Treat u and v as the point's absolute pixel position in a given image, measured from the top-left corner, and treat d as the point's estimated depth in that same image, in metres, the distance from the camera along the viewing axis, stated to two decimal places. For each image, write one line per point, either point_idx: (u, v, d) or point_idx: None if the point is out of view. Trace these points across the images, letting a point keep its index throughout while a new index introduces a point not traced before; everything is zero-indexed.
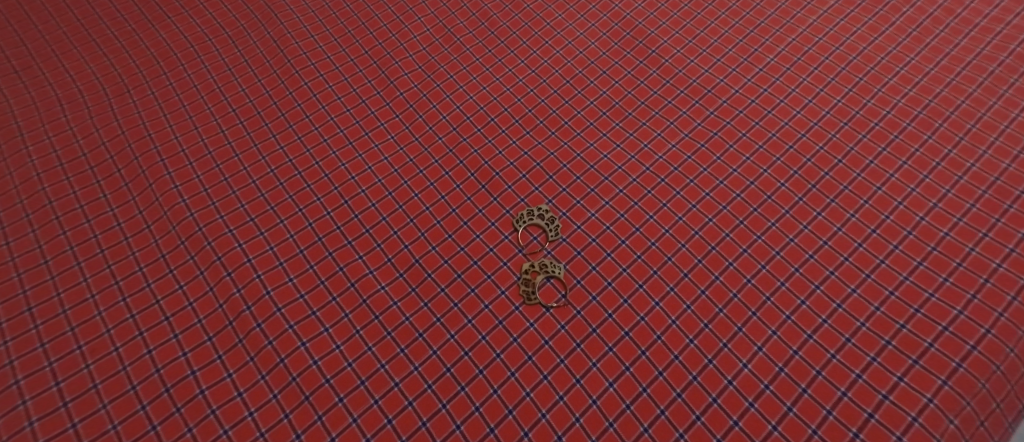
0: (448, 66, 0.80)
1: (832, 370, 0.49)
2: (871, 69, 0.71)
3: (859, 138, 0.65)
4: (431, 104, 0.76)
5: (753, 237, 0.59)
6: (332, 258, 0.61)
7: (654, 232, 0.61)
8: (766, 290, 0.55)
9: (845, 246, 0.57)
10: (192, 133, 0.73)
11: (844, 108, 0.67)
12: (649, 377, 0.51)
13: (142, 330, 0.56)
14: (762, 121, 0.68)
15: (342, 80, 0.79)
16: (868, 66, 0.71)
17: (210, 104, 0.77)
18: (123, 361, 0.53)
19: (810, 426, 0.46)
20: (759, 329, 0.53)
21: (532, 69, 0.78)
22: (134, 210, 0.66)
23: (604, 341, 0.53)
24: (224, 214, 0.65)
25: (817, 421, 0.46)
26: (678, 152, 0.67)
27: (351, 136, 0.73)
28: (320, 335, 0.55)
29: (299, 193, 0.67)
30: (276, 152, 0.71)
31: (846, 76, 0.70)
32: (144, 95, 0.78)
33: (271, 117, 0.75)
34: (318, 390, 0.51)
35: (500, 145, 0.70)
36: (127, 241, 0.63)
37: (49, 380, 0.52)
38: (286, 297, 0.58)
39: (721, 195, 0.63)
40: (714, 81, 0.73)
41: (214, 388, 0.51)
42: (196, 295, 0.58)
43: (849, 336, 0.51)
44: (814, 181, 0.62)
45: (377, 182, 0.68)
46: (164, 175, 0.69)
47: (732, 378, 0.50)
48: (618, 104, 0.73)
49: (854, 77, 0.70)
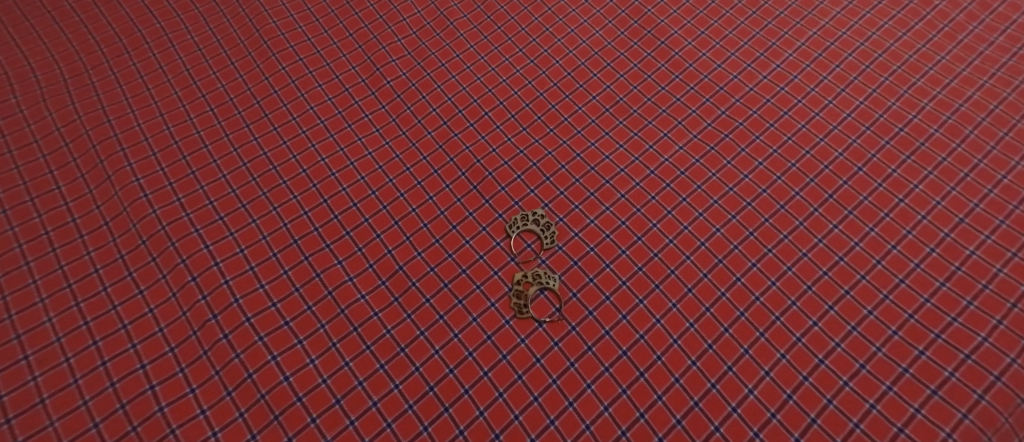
0: (439, 53, 0.73)
1: (844, 399, 0.45)
2: (897, 68, 0.66)
3: (882, 144, 0.60)
4: (420, 95, 0.69)
5: (763, 250, 0.55)
6: (308, 263, 0.57)
7: (657, 242, 0.56)
8: (776, 309, 0.51)
9: (864, 263, 0.53)
10: (156, 120, 0.66)
11: (867, 111, 0.62)
12: (647, 401, 0.47)
13: (97, 339, 0.51)
14: (778, 123, 0.63)
15: (324, 65, 0.72)
16: (894, 65, 0.66)
17: (177, 87, 0.70)
18: (75, 374, 0.49)
19: None
20: (767, 351, 0.48)
21: (531, 58, 0.72)
22: (91, 205, 0.60)
23: (600, 360, 0.49)
24: (190, 211, 0.59)
25: None
26: (686, 154, 0.62)
27: (333, 127, 0.66)
28: (292, 348, 0.51)
29: (274, 190, 0.62)
30: (249, 143, 0.65)
31: (870, 75, 0.65)
32: (103, 76, 0.70)
33: (245, 105, 0.68)
34: (288, 410, 0.47)
35: (494, 142, 0.65)
36: (82, 239, 0.57)
37: None
38: (256, 305, 0.54)
39: (730, 203, 0.58)
40: (727, 78, 0.67)
41: (174, 405, 0.47)
42: (158, 301, 0.53)
43: (863, 362, 0.47)
44: (832, 189, 0.58)
45: (360, 179, 0.63)
46: (124, 166, 0.62)
47: (737, 404, 0.46)
48: (622, 100, 0.67)
49: (878, 77, 0.65)
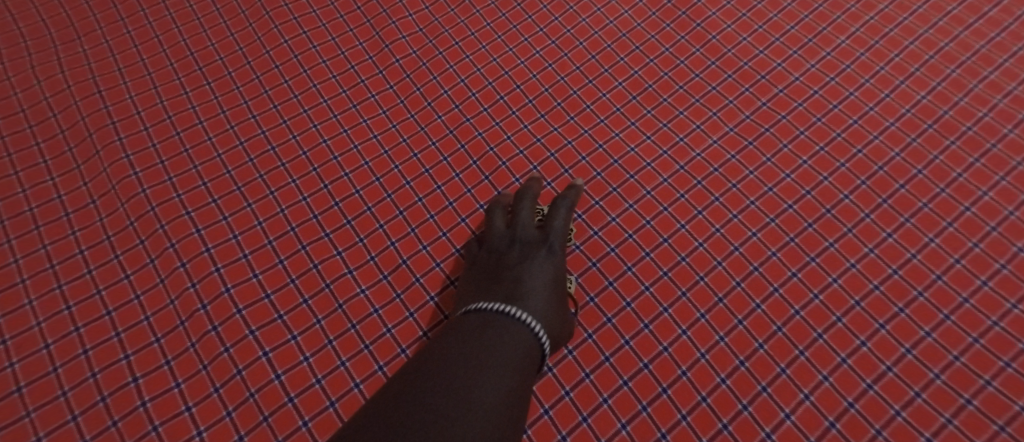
0: (453, 31, 0.68)
1: (895, 430, 0.40)
2: (966, 59, 0.58)
3: (946, 145, 0.52)
4: (431, 76, 0.64)
5: (805, 259, 0.49)
6: (305, 253, 0.53)
7: (684, 245, 0.51)
8: (818, 325, 0.45)
9: (920, 277, 0.46)
10: (150, 92, 0.63)
11: (929, 107, 0.55)
12: (670, 421, 0.42)
13: (79, 325, 0.48)
14: (826, 118, 0.56)
15: (330, 40, 0.67)
16: (963, 56, 0.58)
17: (171, 58, 0.66)
18: (54, 362, 0.46)
19: None
20: (807, 372, 0.43)
21: (552, 39, 0.66)
22: (78, 181, 0.56)
23: (618, 373, 0.45)
24: (182, 192, 0.56)
25: None
26: (720, 148, 0.56)
27: (336, 108, 0.62)
28: (286, 344, 0.48)
29: (271, 172, 0.58)
30: (247, 120, 0.61)
31: (934, 66, 0.58)
32: (95, 43, 0.67)
33: (243, 80, 0.64)
34: (279, 411, 0.44)
35: (509, 130, 0.60)
36: (67, 217, 0.54)
37: None
38: (249, 296, 0.50)
39: (770, 205, 0.52)
40: (769, 66, 0.61)
41: (157, 400, 0.44)
42: (145, 287, 0.50)
43: (919, 390, 0.41)
44: (887, 194, 0.51)
45: (364, 165, 0.58)
46: (113, 140, 0.59)
47: (771, 430, 0.41)
48: (651, 88, 0.61)
49: (944, 68, 0.57)
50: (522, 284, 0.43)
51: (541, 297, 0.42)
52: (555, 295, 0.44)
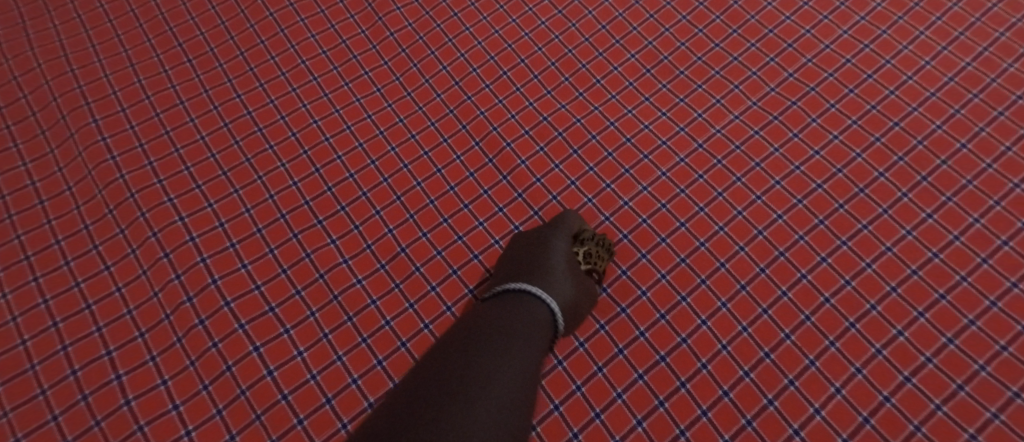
0: (451, 1, 0.64)
1: (935, 426, 0.37)
2: (1016, 21, 0.53)
3: (993, 116, 0.48)
4: (428, 51, 0.61)
5: (835, 242, 0.45)
6: (297, 241, 0.50)
7: (704, 230, 0.47)
8: (850, 313, 0.42)
9: (963, 261, 0.43)
10: (127, 71, 0.60)
11: (975, 74, 0.51)
12: (689, 417, 0.39)
13: (57, 320, 0.45)
14: (858, 89, 0.52)
15: (319, 13, 0.64)
16: (1013, 17, 0.53)
17: (149, 34, 0.63)
18: (31, 359, 0.43)
19: None
20: (838, 364, 0.40)
21: (559, 8, 0.62)
22: (53, 166, 0.53)
23: (633, 366, 0.42)
24: (163, 177, 0.53)
25: None
26: (743, 124, 0.52)
27: (326, 86, 0.59)
28: (278, 338, 0.45)
29: (258, 156, 0.55)
30: (231, 100, 0.58)
31: (981, 30, 0.53)
32: (67, 19, 0.64)
33: (226, 57, 0.61)
34: (272, 409, 0.41)
35: (513, 108, 0.56)
36: (42, 205, 0.51)
37: None
38: (237, 288, 0.47)
39: (795, 185, 0.48)
40: (797, 33, 0.56)
41: (143, 398, 0.41)
42: (127, 278, 0.47)
43: (962, 383, 0.38)
44: (925, 171, 0.47)
45: (357, 146, 0.55)
46: (89, 122, 0.56)
47: (799, 427, 0.38)
48: (666, 60, 0.57)
49: (992, 32, 0.53)
50: (540, 259, 0.39)
51: (559, 272, 0.39)
52: (575, 276, 0.40)
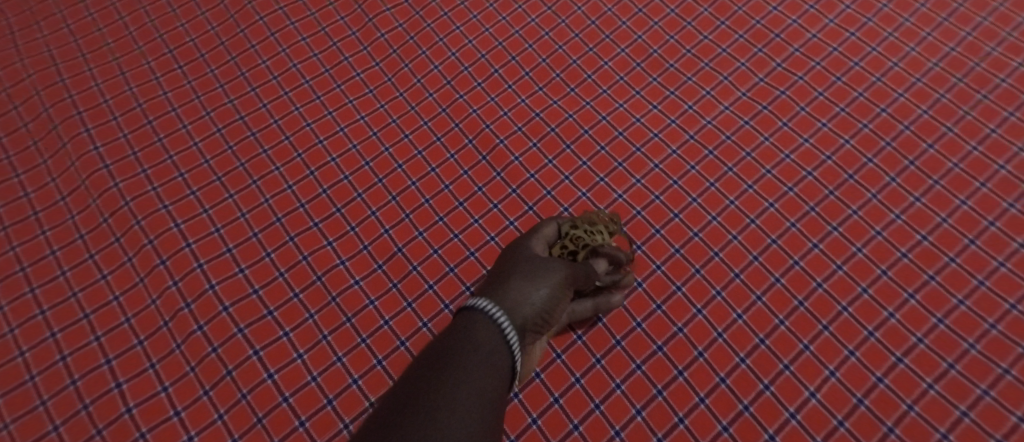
0: (464, 25, 0.66)
1: (983, 410, 0.38)
2: (1006, 35, 0.58)
3: (1003, 116, 0.52)
4: (449, 53, 0.64)
5: (871, 232, 0.48)
6: (332, 248, 0.51)
7: (736, 223, 0.50)
8: (887, 304, 0.44)
9: (999, 246, 0.45)
10: (158, 98, 0.61)
11: (966, 90, 0.55)
12: (731, 413, 0.40)
13: (99, 334, 0.46)
14: (868, 92, 0.56)
15: (350, 35, 0.66)
16: (1003, 31, 0.58)
17: (179, 59, 0.64)
18: (72, 374, 0.44)
19: None
20: (879, 354, 0.42)
21: (579, 8, 0.66)
22: (88, 198, 0.54)
23: (672, 363, 0.43)
24: (196, 189, 0.54)
25: None
26: (771, 115, 0.55)
27: (351, 94, 0.61)
28: (319, 345, 0.45)
29: (288, 165, 0.56)
30: (258, 110, 0.60)
31: (973, 45, 0.58)
32: (94, 46, 0.66)
33: (259, 80, 0.62)
34: (316, 415, 0.41)
35: (536, 107, 0.59)
36: (73, 220, 0.52)
37: (20, 375, 0.44)
38: (277, 296, 0.48)
39: (827, 174, 0.51)
40: (803, 36, 0.61)
41: (189, 409, 0.42)
42: (159, 290, 0.48)
43: (1007, 367, 0.40)
44: (938, 175, 0.50)
45: (384, 152, 0.57)
46: (117, 137, 0.58)
47: (843, 417, 0.39)
48: (688, 54, 0.61)
49: (983, 47, 0.57)
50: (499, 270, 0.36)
51: (523, 276, 0.34)
52: (541, 272, 0.35)
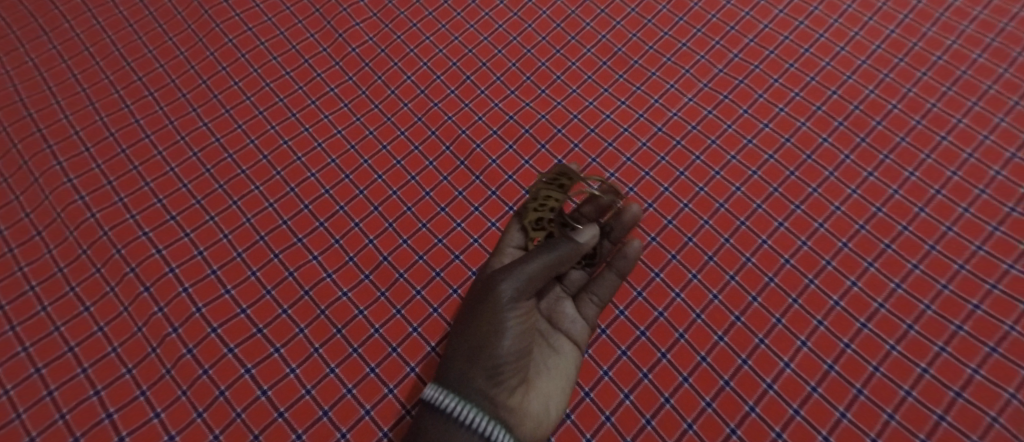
0: (421, 24, 0.63)
1: (924, 388, 0.41)
2: (953, 2, 0.58)
3: (942, 92, 0.53)
4: (391, 63, 0.60)
5: (814, 225, 0.48)
6: (279, 261, 0.48)
7: (691, 225, 0.49)
8: (834, 292, 0.45)
9: (931, 231, 0.47)
10: (87, 110, 0.56)
11: (907, 70, 0.55)
12: (695, 410, 0.42)
13: (40, 366, 0.42)
14: (818, 77, 0.56)
15: (278, 35, 0.62)
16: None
17: (107, 71, 0.59)
18: (17, 408, 0.41)
19: None
20: (828, 342, 0.43)
21: (513, 11, 0.63)
22: (20, 212, 0.50)
23: (637, 366, 0.44)
24: (136, 212, 0.50)
25: None
26: (716, 119, 0.54)
27: (294, 106, 0.57)
28: (269, 358, 0.43)
29: (231, 181, 0.52)
30: (198, 129, 0.55)
31: (923, 12, 0.58)
32: (18, 62, 0.59)
33: (189, 86, 0.58)
34: (269, 428, 0.40)
35: (479, 110, 0.57)
36: (13, 253, 0.48)
37: None
38: (222, 313, 0.45)
39: (771, 174, 0.51)
40: (756, 28, 0.60)
41: (137, 433, 0.40)
42: (108, 317, 0.44)
43: (943, 345, 0.42)
44: (887, 149, 0.51)
45: (330, 162, 0.53)
46: (53, 165, 0.52)
47: (799, 406, 0.41)
48: (637, 63, 0.59)
49: (933, 13, 0.57)
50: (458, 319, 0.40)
51: (468, 330, 0.38)
52: (486, 316, 0.38)
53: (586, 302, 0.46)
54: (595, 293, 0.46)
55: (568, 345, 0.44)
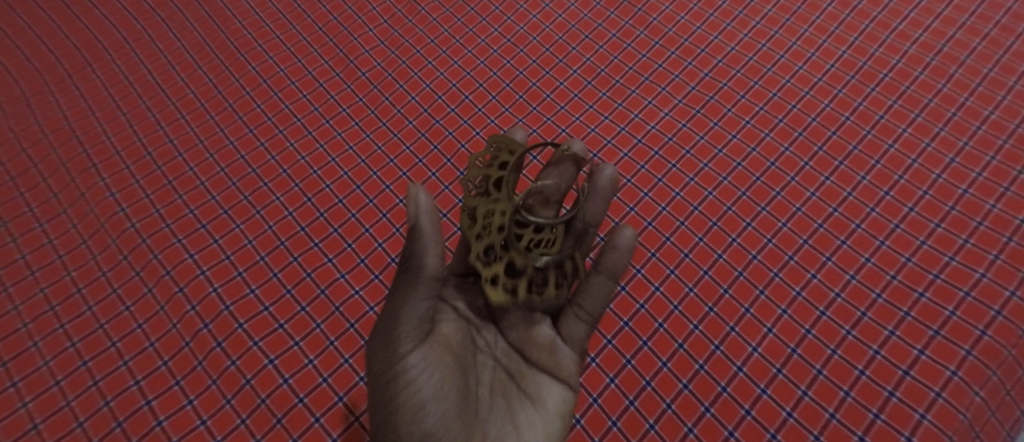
0: (423, 51, 0.70)
1: (876, 368, 0.46)
2: (898, 25, 0.64)
3: (889, 105, 0.59)
4: (397, 85, 0.67)
5: (777, 224, 0.54)
6: (298, 264, 0.54)
7: (668, 226, 0.55)
8: (795, 284, 0.51)
9: (880, 228, 0.52)
10: (127, 132, 0.63)
11: (858, 86, 0.61)
12: (673, 392, 0.46)
13: (86, 359, 0.47)
14: (780, 92, 0.62)
15: (296, 63, 0.69)
16: (895, 22, 0.64)
17: (145, 98, 0.66)
18: (66, 396, 0.45)
19: (855, 434, 0.43)
20: (792, 329, 0.49)
21: (507, 38, 0.70)
22: (67, 224, 0.55)
23: (621, 353, 0.49)
24: (171, 222, 0.56)
25: (863, 427, 0.44)
26: (690, 131, 0.60)
27: (309, 125, 0.64)
28: (290, 350, 0.48)
29: (255, 193, 0.59)
30: (225, 147, 0.62)
31: (872, 34, 0.64)
32: (66, 91, 0.65)
33: (217, 109, 0.65)
34: (291, 412, 0.45)
35: (478, 126, 0.63)
36: (61, 260, 0.53)
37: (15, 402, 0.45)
38: (247, 310, 0.51)
39: (739, 179, 0.57)
40: (724, 50, 0.66)
41: (173, 418, 0.45)
42: (146, 315, 0.50)
43: (892, 329, 0.47)
44: (841, 156, 0.57)
45: (343, 175, 0.60)
46: (98, 182, 0.59)
47: (765, 386, 0.46)
48: (618, 83, 0.65)
49: (880, 35, 0.64)
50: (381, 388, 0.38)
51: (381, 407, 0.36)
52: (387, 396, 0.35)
53: (571, 318, 0.45)
54: (582, 307, 0.45)
55: (550, 384, 0.43)
